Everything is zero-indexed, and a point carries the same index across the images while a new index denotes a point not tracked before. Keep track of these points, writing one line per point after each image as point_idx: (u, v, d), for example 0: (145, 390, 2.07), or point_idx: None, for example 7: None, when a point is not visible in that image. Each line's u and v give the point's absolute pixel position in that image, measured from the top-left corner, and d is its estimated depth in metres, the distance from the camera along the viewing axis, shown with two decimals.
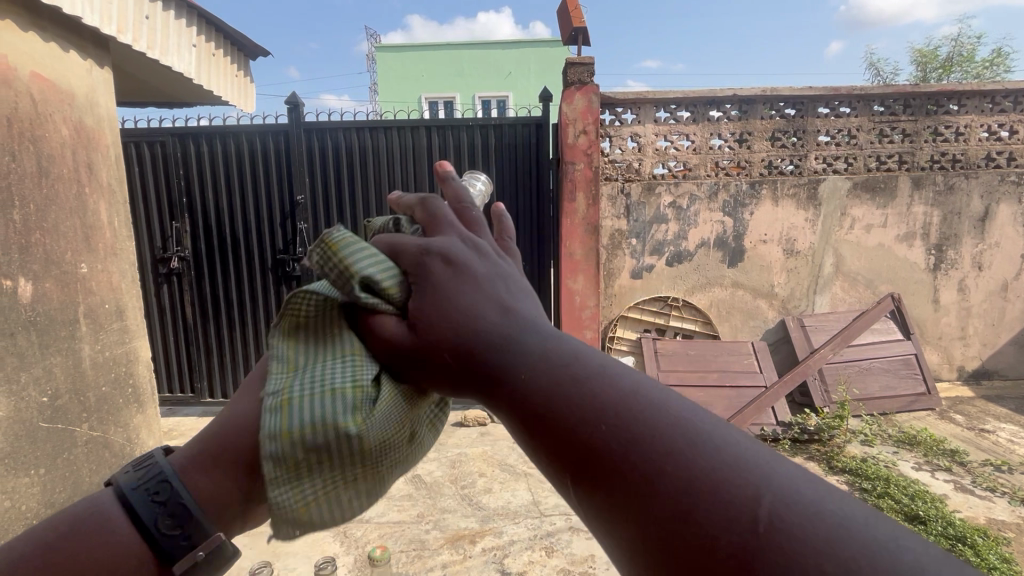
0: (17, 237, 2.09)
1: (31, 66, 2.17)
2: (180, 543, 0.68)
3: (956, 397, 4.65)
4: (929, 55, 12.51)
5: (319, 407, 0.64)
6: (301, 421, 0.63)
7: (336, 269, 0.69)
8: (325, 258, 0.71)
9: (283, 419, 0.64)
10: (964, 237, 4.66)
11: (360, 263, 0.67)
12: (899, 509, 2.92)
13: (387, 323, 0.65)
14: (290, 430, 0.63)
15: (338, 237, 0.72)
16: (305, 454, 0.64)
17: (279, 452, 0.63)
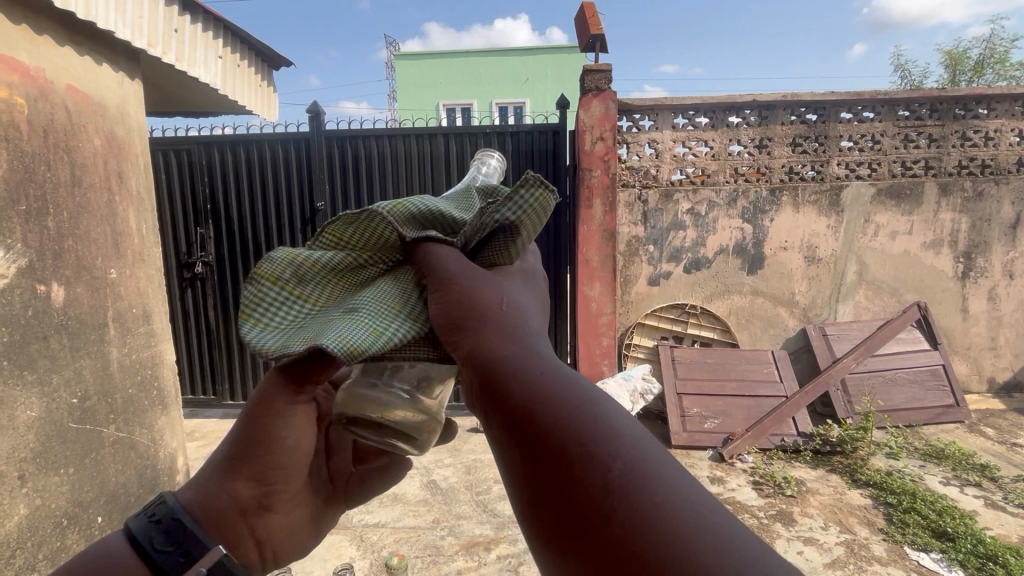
0: (51, 244, 2.17)
1: (66, 78, 2.26)
2: (178, 560, 0.73)
3: (987, 410, 4.50)
4: (958, 58, 12.17)
5: (323, 277, 0.78)
6: (300, 278, 0.77)
7: (509, 208, 0.74)
8: (524, 194, 0.76)
9: (287, 261, 0.77)
10: (995, 244, 4.52)
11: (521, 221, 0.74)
12: (926, 525, 2.84)
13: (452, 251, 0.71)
14: (282, 275, 0.76)
15: (547, 199, 0.77)
16: (286, 281, 0.76)
17: (268, 277, 0.76)
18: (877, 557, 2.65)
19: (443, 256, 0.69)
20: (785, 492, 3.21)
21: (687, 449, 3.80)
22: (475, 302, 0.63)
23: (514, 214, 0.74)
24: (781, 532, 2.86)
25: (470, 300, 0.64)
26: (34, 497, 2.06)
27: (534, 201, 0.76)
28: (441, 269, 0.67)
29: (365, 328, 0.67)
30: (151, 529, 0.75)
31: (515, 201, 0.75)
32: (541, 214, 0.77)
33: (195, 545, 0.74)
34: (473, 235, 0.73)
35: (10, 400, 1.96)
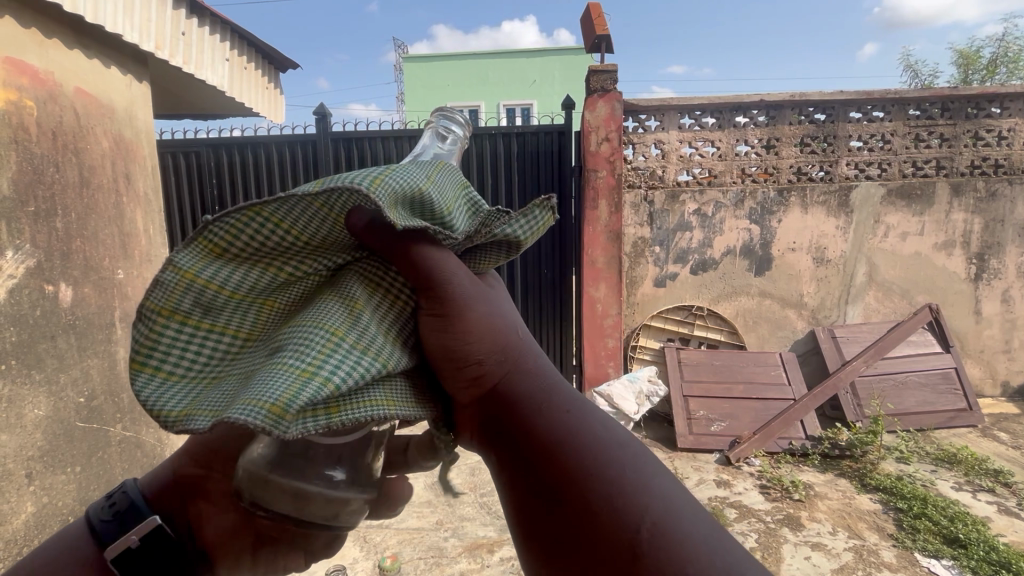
0: (60, 245, 2.19)
1: (76, 81, 2.29)
2: (114, 529, 0.81)
3: (1001, 413, 4.41)
4: (970, 57, 11.97)
5: (245, 303, 0.63)
6: (204, 307, 0.62)
7: (514, 226, 0.75)
8: (530, 216, 0.77)
9: (182, 284, 0.61)
10: (1009, 246, 4.44)
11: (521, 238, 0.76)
12: (937, 531, 2.79)
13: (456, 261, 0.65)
14: (181, 305, 0.62)
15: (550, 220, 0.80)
16: (194, 311, 0.62)
17: (152, 309, 0.61)
18: (886, 563, 2.60)
19: (455, 271, 0.64)
20: (793, 496, 3.17)
21: (694, 452, 3.77)
22: (496, 336, 0.65)
23: (521, 234, 0.76)
24: (788, 537, 2.82)
25: (497, 332, 0.66)
26: (41, 496, 2.08)
27: (536, 223, 0.78)
28: (455, 289, 0.63)
29: (303, 383, 0.55)
30: (104, 509, 0.84)
31: (526, 221, 0.76)
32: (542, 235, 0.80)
33: (134, 516, 0.81)
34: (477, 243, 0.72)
35: (19, 398, 1.99)
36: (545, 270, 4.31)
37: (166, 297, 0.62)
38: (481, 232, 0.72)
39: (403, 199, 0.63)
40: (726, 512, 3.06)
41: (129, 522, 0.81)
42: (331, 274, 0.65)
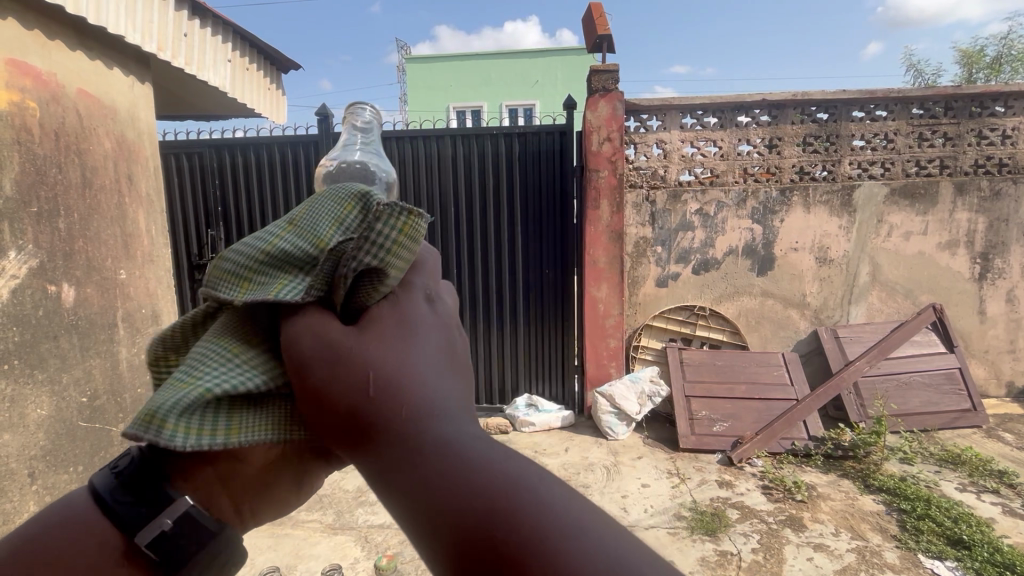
0: (62, 245, 2.20)
1: (78, 83, 2.30)
2: (135, 512, 0.63)
3: (1006, 414, 4.39)
4: (974, 55, 11.89)
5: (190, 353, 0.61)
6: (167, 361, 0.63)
7: (367, 244, 0.60)
8: (387, 224, 0.62)
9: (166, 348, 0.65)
10: (1013, 245, 4.41)
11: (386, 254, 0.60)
12: (941, 532, 2.77)
13: (303, 314, 0.54)
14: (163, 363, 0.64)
15: (415, 220, 0.64)
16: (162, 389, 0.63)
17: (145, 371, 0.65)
18: (889, 565, 2.58)
19: (305, 327, 0.53)
20: (795, 497, 3.16)
21: (696, 452, 3.75)
22: (354, 386, 0.49)
23: (386, 255, 0.60)
24: (791, 538, 2.81)
25: (344, 390, 0.49)
26: (43, 495, 2.09)
27: (394, 227, 0.62)
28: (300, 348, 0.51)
29: (183, 406, 0.53)
30: (112, 482, 0.66)
31: (376, 231, 0.61)
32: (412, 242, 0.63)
33: (153, 495, 0.63)
34: (336, 286, 0.57)
35: (22, 399, 2.00)
36: (546, 270, 4.30)
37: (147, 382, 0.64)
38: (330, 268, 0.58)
39: (247, 268, 0.60)
40: (728, 512, 3.05)
41: (150, 502, 0.62)
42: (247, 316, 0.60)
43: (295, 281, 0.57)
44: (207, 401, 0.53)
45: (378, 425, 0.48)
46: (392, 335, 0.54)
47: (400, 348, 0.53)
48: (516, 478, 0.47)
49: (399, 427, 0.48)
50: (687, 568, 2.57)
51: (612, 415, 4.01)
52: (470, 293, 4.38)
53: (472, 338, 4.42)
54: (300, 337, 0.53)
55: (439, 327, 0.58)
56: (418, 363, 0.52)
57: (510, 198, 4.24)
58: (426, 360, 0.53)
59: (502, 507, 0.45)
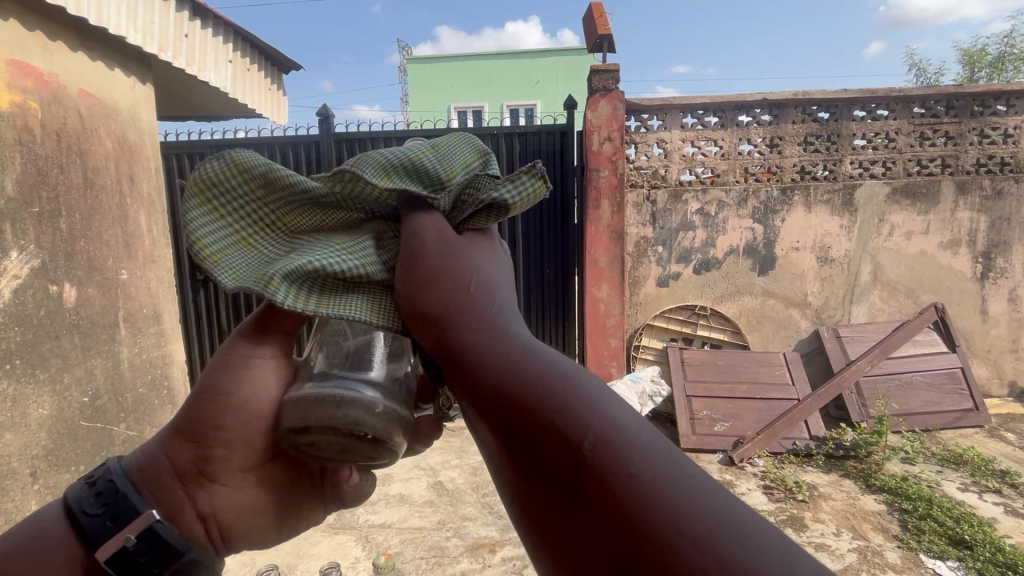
0: (64, 245, 2.21)
1: (80, 84, 2.31)
2: (104, 526, 0.70)
3: (1008, 413, 4.37)
4: (976, 55, 11.85)
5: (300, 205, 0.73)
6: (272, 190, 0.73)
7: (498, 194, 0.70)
8: (518, 183, 0.72)
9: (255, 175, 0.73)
10: (1015, 244, 4.40)
11: (507, 203, 0.71)
12: (943, 532, 2.77)
13: (433, 218, 0.66)
14: (254, 174, 0.73)
15: (543, 190, 0.74)
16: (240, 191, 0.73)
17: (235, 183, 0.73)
18: (891, 565, 2.58)
19: (422, 226, 0.65)
20: (796, 497, 3.15)
21: (697, 452, 3.75)
22: (453, 284, 0.59)
23: (511, 198, 0.71)
24: (792, 537, 2.80)
25: (445, 284, 0.59)
26: (45, 494, 2.09)
27: (527, 191, 0.73)
28: (421, 240, 0.63)
29: (288, 273, 0.64)
30: (86, 495, 0.73)
31: (511, 187, 0.72)
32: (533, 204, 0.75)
33: (126, 508, 0.71)
34: (460, 210, 0.69)
35: (23, 398, 2.00)
36: (547, 269, 4.30)
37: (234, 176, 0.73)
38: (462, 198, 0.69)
39: (390, 166, 0.69)
40: None
41: (120, 516, 0.70)
42: (356, 215, 0.72)
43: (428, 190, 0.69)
44: (306, 273, 0.64)
45: (467, 314, 0.57)
46: (484, 258, 0.65)
47: (490, 269, 0.63)
48: (573, 377, 0.50)
49: (484, 319, 0.56)
50: None
51: None
52: None
53: None
54: (413, 245, 0.63)
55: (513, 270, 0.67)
56: (503, 283, 0.63)
57: None
58: (509, 286, 0.63)
59: (565, 397, 0.48)
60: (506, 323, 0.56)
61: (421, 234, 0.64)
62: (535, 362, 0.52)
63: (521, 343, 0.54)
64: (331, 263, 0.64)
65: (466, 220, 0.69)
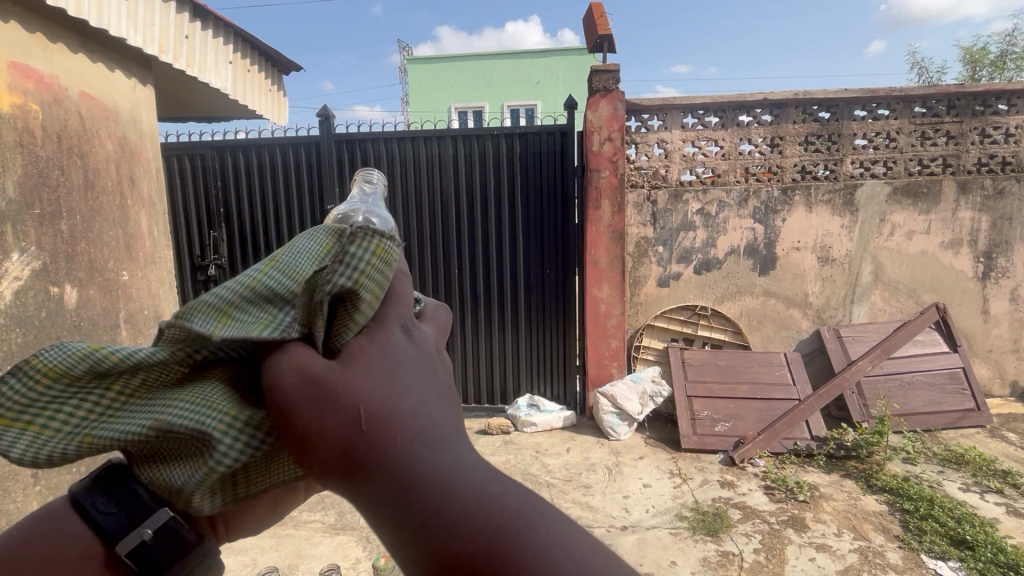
0: (65, 247, 2.22)
1: (80, 85, 2.31)
2: (119, 522, 0.63)
3: (1010, 413, 4.36)
4: (977, 54, 11.82)
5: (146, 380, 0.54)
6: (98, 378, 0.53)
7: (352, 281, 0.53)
8: (365, 256, 0.54)
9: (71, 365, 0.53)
10: (1016, 244, 4.40)
11: (366, 290, 0.53)
12: (944, 532, 2.76)
13: (291, 358, 0.48)
14: (71, 369, 0.52)
15: (386, 245, 0.57)
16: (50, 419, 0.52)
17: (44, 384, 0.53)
18: (892, 565, 2.58)
19: (280, 362, 0.48)
20: (797, 497, 3.15)
21: (698, 452, 3.75)
22: (354, 419, 0.46)
23: (356, 280, 0.53)
24: (793, 538, 2.80)
25: (327, 439, 0.45)
26: (46, 495, 2.10)
27: (379, 264, 0.55)
28: (289, 389, 0.47)
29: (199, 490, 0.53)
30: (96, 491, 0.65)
31: (353, 267, 0.54)
32: (385, 271, 0.56)
33: (136, 505, 0.62)
34: (320, 324, 0.50)
35: None
36: (547, 270, 4.29)
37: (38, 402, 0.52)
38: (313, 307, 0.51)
39: (226, 304, 0.51)
40: (730, 512, 3.04)
41: (133, 513, 0.62)
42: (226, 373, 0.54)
43: (276, 317, 0.50)
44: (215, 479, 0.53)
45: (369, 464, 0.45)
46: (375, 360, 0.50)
47: (385, 378, 0.49)
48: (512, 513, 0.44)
49: (389, 468, 0.45)
50: (688, 569, 2.57)
51: (614, 415, 4.01)
52: (471, 294, 4.38)
53: (473, 339, 4.43)
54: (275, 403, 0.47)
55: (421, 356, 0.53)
56: (406, 388, 0.49)
57: (512, 199, 4.25)
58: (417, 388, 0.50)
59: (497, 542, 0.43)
60: (422, 454, 0.46)
61: (290, 379, 0.47)
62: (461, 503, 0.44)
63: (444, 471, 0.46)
64: (237, 455, 0.51)
65: (332, 335, 0.51)
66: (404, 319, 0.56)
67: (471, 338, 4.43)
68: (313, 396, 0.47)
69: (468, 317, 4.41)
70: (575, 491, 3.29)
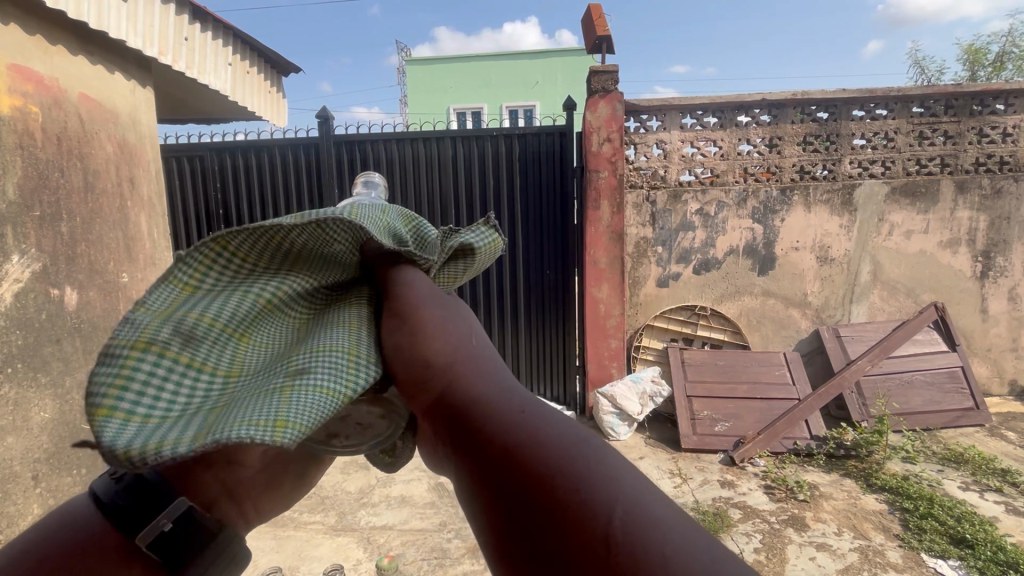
0: (65, 249, 2.21)
1: (80, 87, 2.32)
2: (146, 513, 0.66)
3: (1009, 412, 4.38)
4: (976, 53, 11.83)
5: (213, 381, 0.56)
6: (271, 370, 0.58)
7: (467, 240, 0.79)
8: (478, 231, 0.82)
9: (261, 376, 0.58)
10: (1015, 243, 4.41)
11: (474, 246, 0.79)
12: (944, 531, 2.77)
13: (424, 273, 0.68)
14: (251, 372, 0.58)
15: (495, 235, 0.86)
16: (141, 378, 0.51)
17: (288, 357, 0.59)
18: (892, 564, 2.58)
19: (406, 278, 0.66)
20: (797, 496, 3.16)
21: (698, 452, 3.75)
22: (453, 338, 0.62)
23: (475, 245, 0.79)
24: (793, 537, 2.80)
25: (439, 344, 0.61)
26: (47, 497, 2.10)
27: (487, 238, 0.83)
28: (410, 302, 0.64)
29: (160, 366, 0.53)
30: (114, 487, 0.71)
31: (475, 234, 0.82)
32: (493, 252, 0.85)
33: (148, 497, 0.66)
34: (440, 257, 0.74)
35: (25, 402, 2.00)
36: (547, 270, 4.30)
37: (114, 365, 0.50)
38: (445, 252, 0.75)
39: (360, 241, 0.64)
40: (730, 512, 3.05)
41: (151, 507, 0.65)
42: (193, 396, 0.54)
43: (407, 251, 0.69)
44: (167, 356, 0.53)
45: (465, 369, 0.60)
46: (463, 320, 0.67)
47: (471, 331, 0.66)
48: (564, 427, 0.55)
49: (475, 378, 0.59)
50: None
51: (613, 415, 4.02)
52: (471, 295, 4.38)
53: None
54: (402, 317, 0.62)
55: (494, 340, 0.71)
56: (489, 349, 0.66)
57: (511, 199, 4.25)
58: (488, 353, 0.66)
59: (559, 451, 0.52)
60: (501, 376, 0.61)
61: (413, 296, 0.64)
62: (522, 413, 0.56)
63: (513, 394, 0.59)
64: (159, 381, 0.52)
65: (443, 282, 0.76)
66: (479, 320, 0.76)
67: None
68: (424, 317, 0.62)
69: None
70: None
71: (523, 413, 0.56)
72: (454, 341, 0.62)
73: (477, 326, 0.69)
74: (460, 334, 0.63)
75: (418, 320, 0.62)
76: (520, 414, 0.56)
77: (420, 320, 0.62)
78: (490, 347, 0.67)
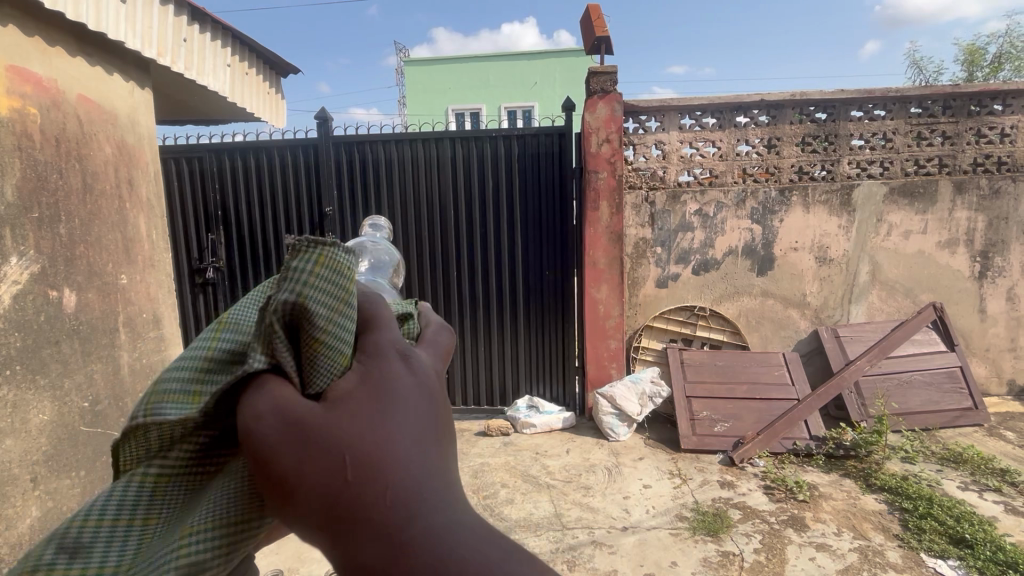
0: (63, 251, 2.21)
1: (79, 89, 2.32)
2: None
3: (1008, 412, 4.38)
4: (973, 53, 11.87)
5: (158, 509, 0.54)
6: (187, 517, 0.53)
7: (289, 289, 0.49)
8: (300, 264, 0.50)
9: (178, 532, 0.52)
10: (1013, 244, 4.42)
11: (313, 301, 0.49)
12: (944, 531, 2.77)
13: (269, 388, 0.46)
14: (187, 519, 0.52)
15: (333, 253, 0.51)
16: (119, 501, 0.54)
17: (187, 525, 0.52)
18: (892, 564, 2.59)
19: (259, 388, 0.46)
20: (797, 497, 3.16)
21: (697, 453, 3.75)
22: (334, 473, 0.44)
23: (293, 295, 0.48)
24: (793, 538, 2.81)
25: (313, 487, 0.44)
26: (46, 500, 2.09)
27: (323, 271, 0.50)
28: (261, 436, 0.44)
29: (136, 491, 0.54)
30: None
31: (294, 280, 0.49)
32: (338, 282, 0.51)
33: None
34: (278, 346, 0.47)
35: (23, 404, 2.00)
36: (547, 271, 4.30)
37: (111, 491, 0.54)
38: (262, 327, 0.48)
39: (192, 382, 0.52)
40: (730, 512, 3.05)
41: None
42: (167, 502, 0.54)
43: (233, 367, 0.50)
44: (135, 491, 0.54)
45: (358, 520, 0.43)
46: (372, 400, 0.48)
47: (375, 419, 0.47)
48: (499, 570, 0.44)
49: (377, 522, 0.44)
50: (689, 570, 2.58)
51: (613, 416, 4.01)
52: (470, 296, 4.38)
53: (472, 341, 4.43)
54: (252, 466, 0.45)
55: (418, 388, 0.51)
56: (400, 436, 0.47)
57: (510, 201, 4.25)
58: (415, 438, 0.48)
59: None
60: (410, 501, 0.45)
61: (265, 416, 0.45)
62: (443, 562, 0.43)
63: (433, 525, 0.45)
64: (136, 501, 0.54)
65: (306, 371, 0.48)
66: (400, 345, 0.55)
67: (470, 340, 4.42)
68: (289, 442, 0.44)
69: (468, 318, 4.40)
70: (575, 492, 3.30)
71: (441, 563, 0.43)
72: (338, 472, 0.44)
73: (381, 399, 0.49)
74: (349, 452, 0.45)
75: (280, 455, 0.44)
76: (440, 566, 0.43)
77: (281, 457, 0.44)
78: (403, 431, 0.47)
